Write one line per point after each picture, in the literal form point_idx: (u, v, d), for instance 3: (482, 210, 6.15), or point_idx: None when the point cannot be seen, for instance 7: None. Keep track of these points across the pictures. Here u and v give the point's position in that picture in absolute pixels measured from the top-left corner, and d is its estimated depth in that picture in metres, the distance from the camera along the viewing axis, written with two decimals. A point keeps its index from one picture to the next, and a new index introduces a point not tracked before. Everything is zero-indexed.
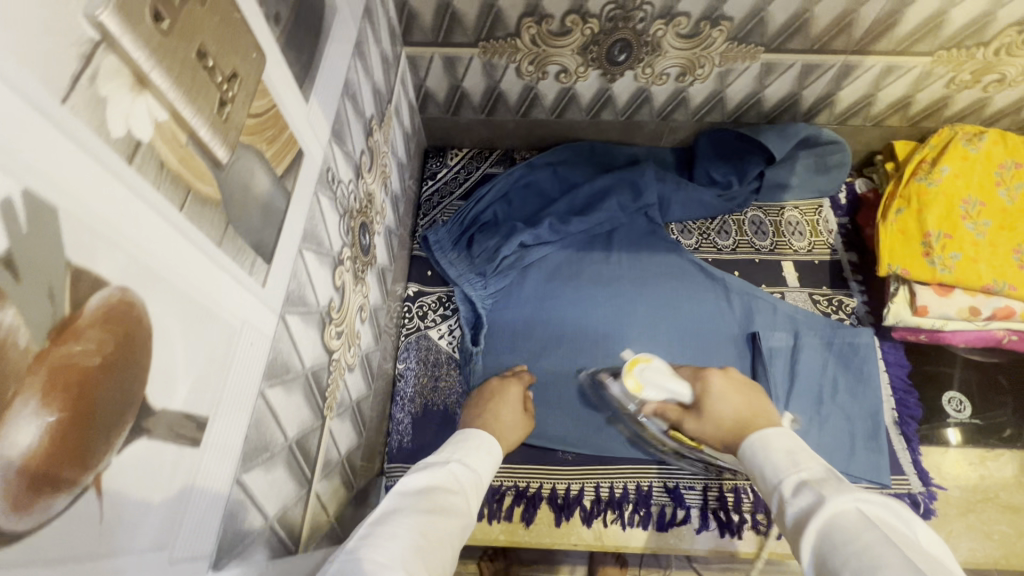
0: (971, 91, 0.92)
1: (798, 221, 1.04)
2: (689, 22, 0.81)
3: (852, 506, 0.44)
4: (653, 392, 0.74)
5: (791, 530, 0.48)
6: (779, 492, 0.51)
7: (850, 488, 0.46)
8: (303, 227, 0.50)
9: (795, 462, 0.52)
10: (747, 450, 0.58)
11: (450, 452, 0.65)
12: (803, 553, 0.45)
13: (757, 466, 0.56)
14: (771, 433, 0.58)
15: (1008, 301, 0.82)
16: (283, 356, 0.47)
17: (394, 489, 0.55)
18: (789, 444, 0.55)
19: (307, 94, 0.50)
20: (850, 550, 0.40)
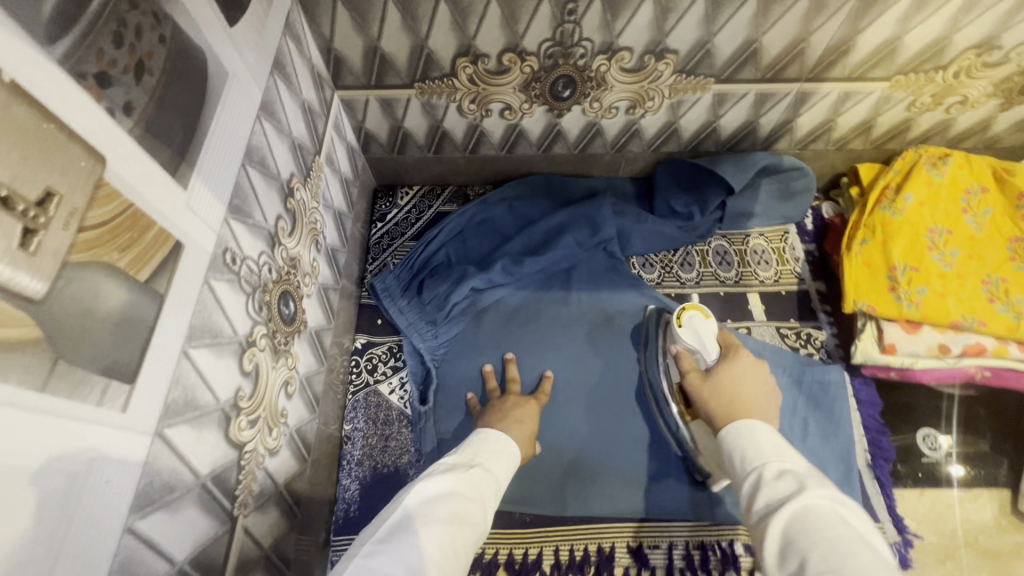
0: (933, 113, 0.88)
1: (763, 249, 1.00)
2: (633, 56, 0.76)
3: (827, 503, 0.47)
4: (686, 333, 0.81)
5: (759, 512, 0.50)
6: (756, 474, 0.54)
7: (826, 485, 0.49)
8: (186, 325, 0.45)
9: (779, 453, 0.55)
10: (731, 430, 0.61)
11: (473, 455, 0.67)
12: (772, 534, 0.47)
13: (735, 450, 0.59)
14: (758, 423, 0.60)
15: (978, 336, 0.78)
16: (166, 473, 0.43)
17: (416, 486, 0.57)
18: (775, 438, 0.58)
19: (184, 179, 0.45)
20: (824, 535, 0.43)
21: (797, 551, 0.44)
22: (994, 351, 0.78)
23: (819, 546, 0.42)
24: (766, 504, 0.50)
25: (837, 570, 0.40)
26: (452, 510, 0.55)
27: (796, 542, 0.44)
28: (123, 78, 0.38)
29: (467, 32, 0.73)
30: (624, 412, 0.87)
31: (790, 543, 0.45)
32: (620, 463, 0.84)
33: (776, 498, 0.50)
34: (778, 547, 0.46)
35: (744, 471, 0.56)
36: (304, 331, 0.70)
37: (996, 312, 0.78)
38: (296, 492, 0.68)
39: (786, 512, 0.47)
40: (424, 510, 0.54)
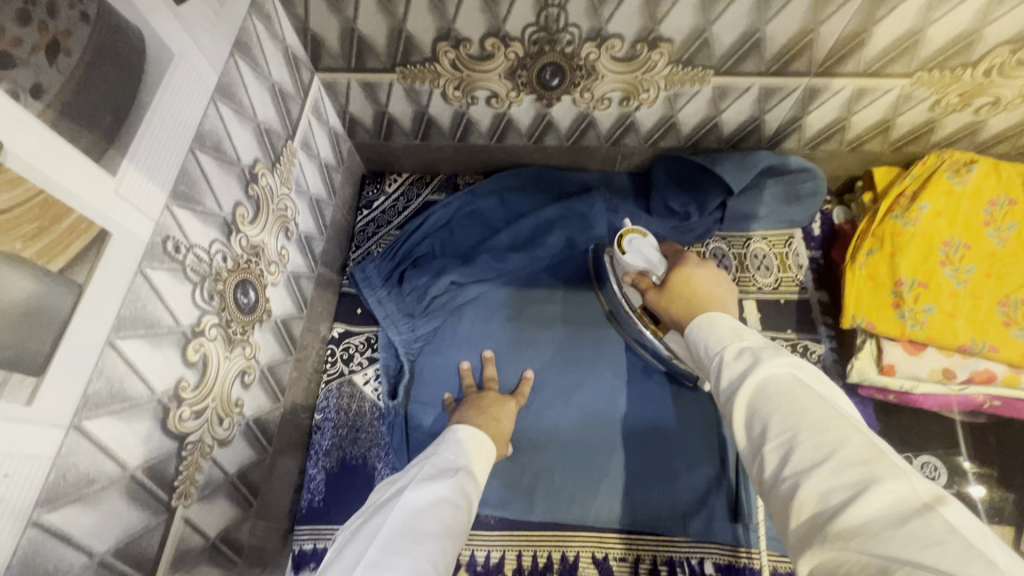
0: (960, 114, 0.80)
1: (764, 254, 0.94)
2: (624, 44, 0.71)
3: (782, 369, 0.45)
4: (633, 258, 0.76)
5: (724, 393, 0.48)
6: (717, 359, 0.51)
7: (781, 352, 0.47)
8: (114, 316, 0.44)
9: (737, 335, 0.52)
10: (694, 329, 0.57)
11: (458, 458, 0.64)
12: (735, 409, 0.45)
13: (699, 345, 0.55)
14: (718, 313, 0.56)
15: (988, 363, 0.72)
16: (85, 465, 0.42)
17: (404, 497, 0.55)
18: (733, 322, 0.54)
19: (113, 166, 0.43)
20: (783, 401, 0.42)
21: (760, 420, 0.43)
22: (1004, 379, 0.72)
23: (778, 410, 0.42)
24: (728, 383, 0.47)
25: (795, 428, 0.40)
26: (445, 521, 0.54)
27: (758, 411, 0.43)
28: (33, 59, 0.36)
29: (446, 15, 0.69)
30: (601, 419, 0.83)
31: (751, 411, 0.44)
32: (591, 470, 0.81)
33: (735, 375, 0.47)
34: (740, 417, 0.45)
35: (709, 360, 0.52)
36: (266, 320, 0.69)
37: (1010, 337, 0.72)
38: (251, 480, 0.68)
39: (746, 387, 0.45)
40: (414, 523, 0.52)
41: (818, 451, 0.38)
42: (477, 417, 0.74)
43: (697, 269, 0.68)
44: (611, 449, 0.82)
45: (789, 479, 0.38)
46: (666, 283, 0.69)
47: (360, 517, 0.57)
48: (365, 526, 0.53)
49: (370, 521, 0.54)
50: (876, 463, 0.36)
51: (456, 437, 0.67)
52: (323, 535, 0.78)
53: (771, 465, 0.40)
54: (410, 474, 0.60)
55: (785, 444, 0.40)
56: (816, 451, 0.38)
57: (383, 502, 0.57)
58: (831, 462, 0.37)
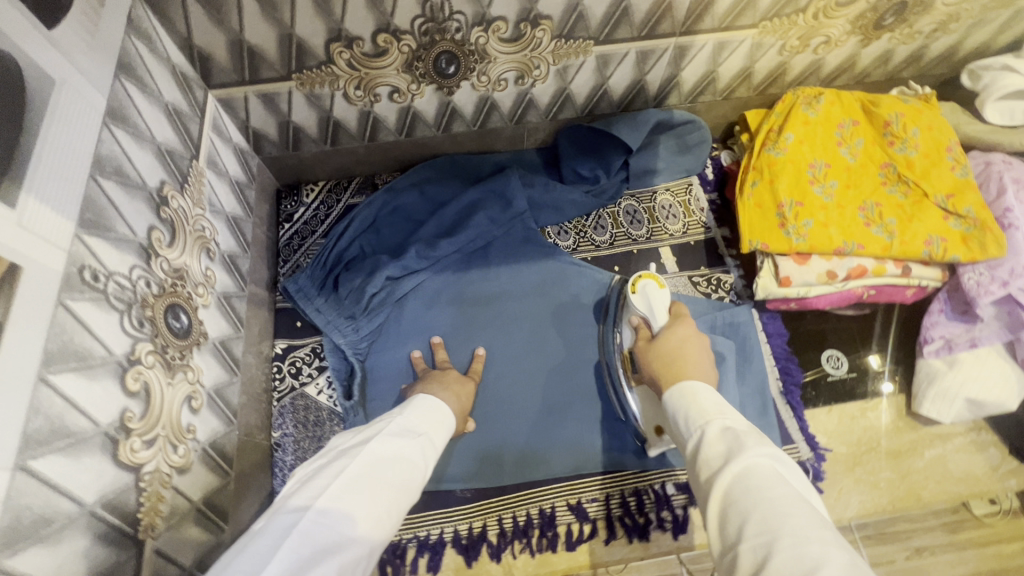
0: (804, 55, 0.93)
1: (670, 203, 1.03)
2: (508, 26, 0.76)
3: (764, 461, 0.49)
4: (638, 301, 0.80)
5: (704, 476, 0.52)
6: (699, 434, 0.55)
7: (764, 443, 0.51)
8: (42, 351, 0.43)
9: (719, 411, 0.57)
10: (674, 394, 0.63)
11: (421, 424, 0.67)
12: (714, 495, 0.49)
13: (679, 412, 0.60)
14: (701, 385, 0.62)
15: (859, 260, 0.85)
16: (40, 506, 0.41)
17: (369, 447, 0.58)
18: (716, 400, 0.59)
19: (10, 198, 0.42)
20: (763, 497, 0.45)
21: (739, 512, 0.45)
22: (874, 270, 0.85)
23: (758, 508, 0.44)
24: (709, 466, 0.51)
25: (775, 531, 0.42)
26: (404, 475, 0.58)
27: (736, 502, 0.46)
28: None
29: (333, 16, 0.71)
30: (553, 381, 0.89)
31: (730, 503, 0.47)
32: (553, 431, 0.86)
33: (716, 458, 0.52)
34: (720, 507, 0.48)
35: (688, 432, 0.58)
36: (204, 343, 0.68)
37: (872, 234, 0.85)
38: (219, 506, 0.67)
39: (729, 474, 0.48)
40: (379, 473, 0.56)
41: (799, 563, 0.39)
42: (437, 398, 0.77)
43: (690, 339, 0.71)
44: (566, 404, 0.87)
45: None
46: (658, 337, 0.74)
47: (320, 458, 0.59)
48: (327, 465, 0.56)
49: (333, 462, 0.56)
50: None
51: (417, 404, 0.70)
52: None
53: (746, 567, 0.42)
54: (374, 429, 0.62)
55: (763, 546, 0.42)
56: (798, 564, 0.39)
57: (344, 447, 0.59)
58: None
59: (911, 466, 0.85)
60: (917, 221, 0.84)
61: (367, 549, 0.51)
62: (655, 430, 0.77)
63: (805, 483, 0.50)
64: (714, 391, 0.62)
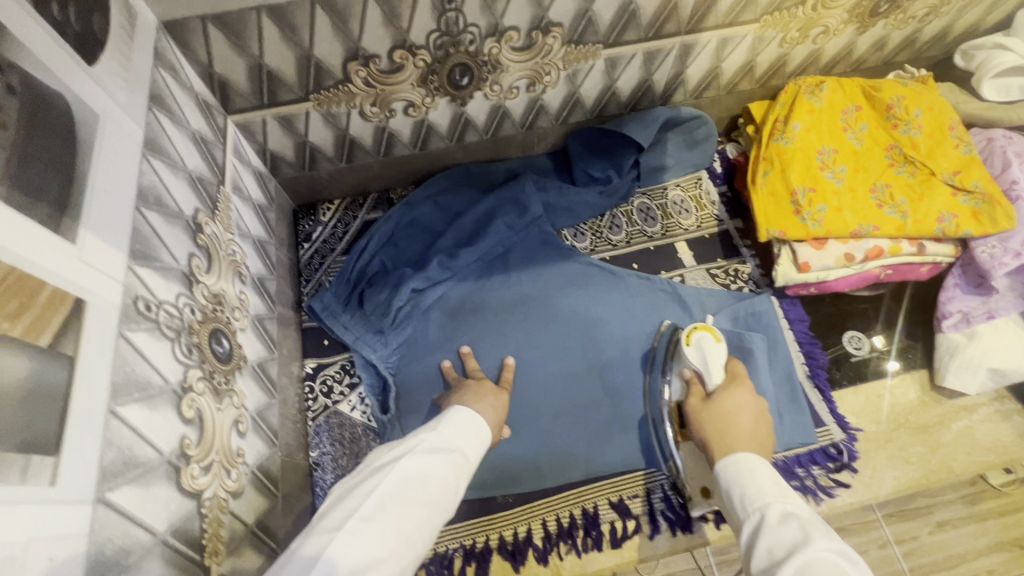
0: (803, 46, 0.95)
1: (682, 199, 1.05)
2: (520, 35, 0.78)
3: (829, 555, 0.48)
4: (693, 354, 0.80)
5: (765, 563, 0.52)
6: (758, 517, 0.56)
7: (828, 535, 0.51)
8: (109, 383, 0.43)
9: (779, 494, 0.58)
10: (729, 465, 0.63)
11: (454, 439, 0.66)
12: None
13: (735, 487, 0.61)
14: (756, 458, 0.62)
15: (875, 241, 0.87)
16: (119, 538, 0.41)
17: (400, 464, 0.57)
18: (775, 479, 0.60)
19: (71, 233, 0.42)
20: None
21: None
22: (890, 250, 0.87)
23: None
24: (770, 554, 0.52)
25: None
26: (436, 493, 0.58)
27: None
28: None
29: (351, 35, 0.71)
30: (583, 383, 0.89)
31: None
32: (593, 448, 0.86)
33: (779, 547, 0.52)
34: None
35: (745, 513, 0.58)
36: (245, 366, 0.68)
37: (885, 215, 0.87)
38: (270, 529, 0.67)
39: (794, 567, 0.48)
40: (409, 491, 0.56)
41: None
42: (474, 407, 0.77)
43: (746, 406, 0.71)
44: (599, 404, 0.88)
45: None
46: (714, 399, 0.73)
47: (355, 474, 0.59)
48: (359, 482, 0.56)
49: (364, 481, 0.56)
50: None
51: (453, 417, 0.69)
52: None
53: None
54: (407, 445, 0.61)
55: None
56: None
57: (377, 463, 0.59)
58: None
59: (940, 439, 0.87)
60: (927, 200, 0.87)
61: (398, 569, 0.50)
62: (703, 492, 0.78)
63: None
64: (773, 469, 0.62)
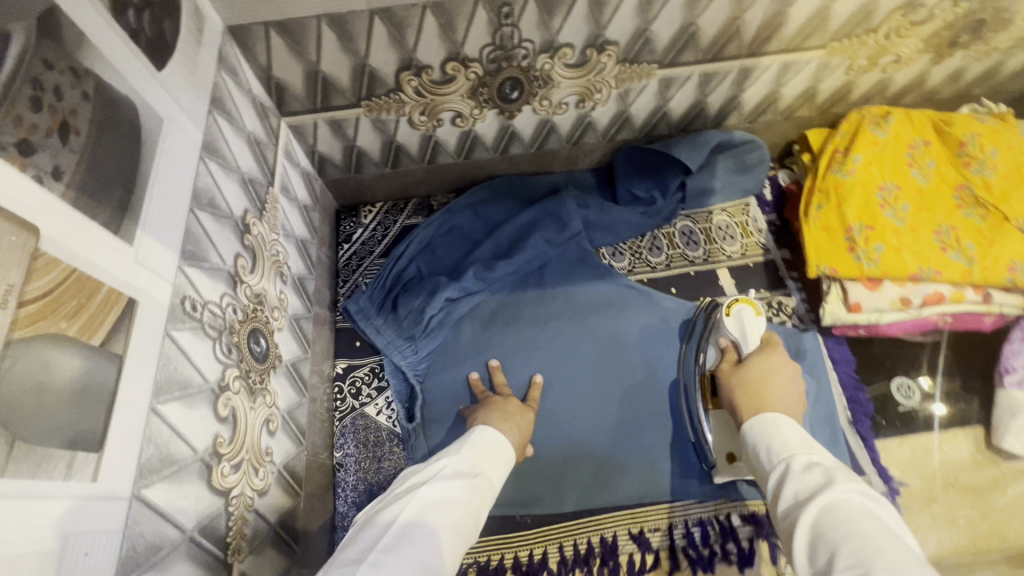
0: (871, 74, 0.90)
1: (727, 224, 1.01)
2: (575, 52, 0.77)
3: (854, 495, 0.48)
4: (732, 324, 0.81)
5: (789, 505, 0.51)
6: (784, 468, 0.55)
7: (853, 478, 0.50)
8: (152, 381, 0.45)
9: (804, 446, 0.56)
10: (757, 423, 0.62)
11: (477, 463, 0.66)
12: (801, 528, 0.48)
13: (760, 443, 0.60)
14: (785, 418, 0.61)
15: (935, 285, 0.82)
16: (150, 534, 0.42)
17: (420, 491, 0.58)
18: (801, 432, 0.59)
19: (129, 235, 0.44)
20: (853, 531, 0.44)
21: (827, 544, 0.45)
22: (951, 297, 0.82)
23: (847, 540, 0.44)
24: (795, 499, 0.51)
25: (868, 563, 0.41)
26: (455, 520, 0.57)
27: (825, 535, 0.45)
28: (48, 142, 0.37)
29: (406, 45, 0.72)
30: (612, 407, 0.87)
31: (819, 536, 0.46)
32: (615, 477, 0.84)
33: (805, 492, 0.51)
34: (808, 538, 0.47)
35: (771, 465, 0.57)
36: (280, 366, 0.69)
37: (949, 260, 0.82)
38: (292, 528, 0.68)
39: (818, 506, 0.48)
40: (432, 518, 0.55)
41: None
42: (500, 426, 0.76)
43: (780, 370, 0.69)
44: (625, 432, 0.86)
45: None
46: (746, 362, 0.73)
47: (376, 505, 0.59)
48: (380, 512, 0.56)
49: (384, 508, 0.56)
50: None
51: (476, 439, 0.69)
52: None
53: None
54: (428, 471, 0.62)
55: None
56: None
57: (399, 491, 0.59)
58: None
59: (992, 504, 0.81)
60: (998, 246, 0.81)
61: None
62: (728, 458, 0.77)
63: (901, 521, 0.48)
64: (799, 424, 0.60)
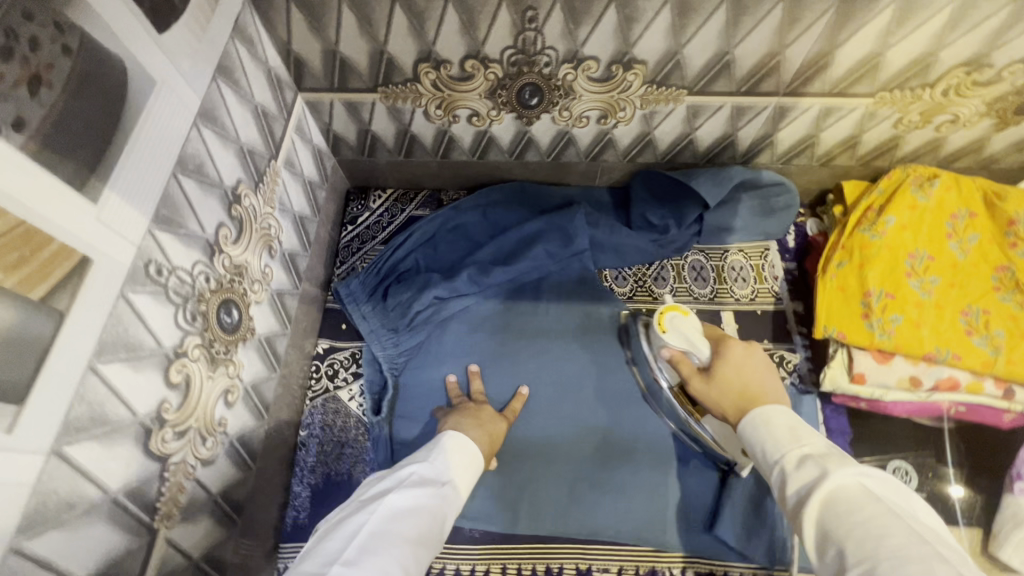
0: (921, 131, 0.83)
1: (742, 265, 0.95)
2: (599, 66, 0.74)
3: (851, 480, 0.46)
4: (675, 338, 0.73)
5: (791, 502, 0.49)
6: (779, 469, 0.51)
7: (847, 459, 0.48)
8: (96, 341, 0.45)
9: (796, 438, 0.52)
10: (747, 424, 0.57)
11: (446, 471, 0.64)
12: (806, 526, 0.46)
13: (755, 444, 0.55)
14: (772, 407, 0.57)
15: (951, 370, 0.76)
16: (66, 491, 0.43)
17: (388, 498, 0.56)
18: (791, 419, 0.55)
19: (95, 193, 0.44)
20: (855, 524, 0.42)
21: (834, 543, 0.43)
22: (967, 386, 0.76)
23: (852, 535, 0.42)
24: (795, 496, 0.48)
25: (874, 557, 0.40)
26: (425, 528, 0.55)
27: (830, 533, 0.44)
28: (14, 92, 0.37)
29: (426, 37, 0.70)
30: (585, 436, 0.84)
31: (825, 534, 0.44)
32: (573, 509, 0.80)
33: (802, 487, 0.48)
34: (814, 533, 0.45)
35: (769, 467, 0.53)
36: (250, 339, 0.69)
37: (973, 346, 0.76)
38: (235, 500, 0.68)
39: (816, 501, 0.46)
40: (400, 527, 0.53)
41: None
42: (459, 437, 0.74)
43: (746, 360, 0.66)
44: (592, 463, 0.83)
45: None
46: (712, 370, 0.67)
47: (338, 511, 0.57)
48: (343, 521, 0.53)
49: (349, 518, 0.54)
50: None
51: (445, 445, 0.67)
52: None
53: None
54: (396, 477, 0.60)
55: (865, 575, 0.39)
56: None
57: (365, 497, 0.57)
58: None
59: None
60: None
61: None
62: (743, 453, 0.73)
63: (900, 486, 0.46)
64: (787, 406, 0.58)
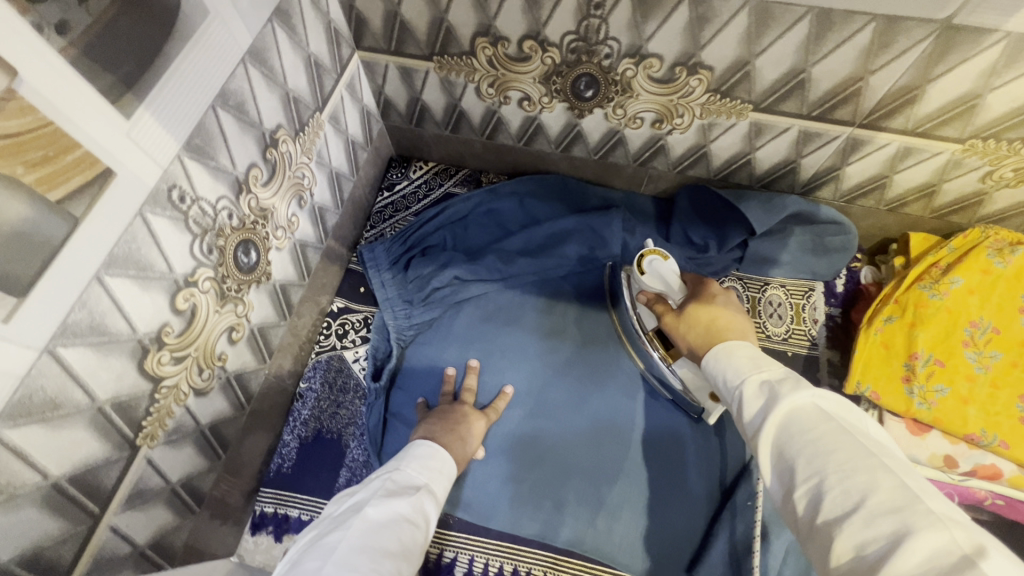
0: (1013, 191, 0.75)
1: (780, 301, 0.89)
2: (662, 65, 0.70)
3: (804, 398, 0.43)
4: (651, 279, 0.74)
5: (747, 428, 0.46)
6: (737, 393, 0.49)
7: (803, 382, 0.45)
8: (106, 253, 0.46)
9: (756, 365, 0.50)
10: (710, 358, 0.55)
11: (418, 478, 0.62)
12: (759, 449, 0.44)
13: (716, 375, 0.53)
14: (736, 341, 0.54)
15: (995, 458, 0.69)
16: (52, 390, 0.44)
17: (363, 511, 0.53)
18: (751, 350, 0.52)
19: (129, 108, 0.44)
20: (806, 442, 0.41)
21: (785, 461, 0.41)
22: (1011, 479, 0.68)
23: (804, 453, 0.40)
24: (750, 424, 0.46)
25: (822, 472, 0.38)
26: (403, 539, 0.53)
27: (783, 453, 0.42)
28: None
29: (488, 11, 0.69)
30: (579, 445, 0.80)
31: (777, 454, 0.42)
32: (553, 518, 0.77)
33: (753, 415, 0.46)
34: (769, 459, 0.43)
35: (728, 396, 0.50)
36: (265, 282, 0.71)
37: None
38: (222, 434, 0.70)
39: (770, 424, 0.43)
40: (378, 540, 0.51)
41: (848, 498, 0.36)
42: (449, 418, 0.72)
43: (719, 299, 0.64)
44: (582, 475, 0.79)
45: (823, 526, 0.36)
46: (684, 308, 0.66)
47: (310, 533, 0.53)
48: (317, 541, 0.50)
49: (324, 537, 0.50)
50: (908, 513, 0.34)
51: (414, 454, 0.65)
52: (287, 502, 0.79)
53: (803, 512, 0.39)
54: (367, 488, 0.58)
55: (814, 487, 0.38)
56: (847, 498, 0.36)
57: (337, 514, 0.54)
58: (864, 512, 0.35)
59: None
60: None
61: None
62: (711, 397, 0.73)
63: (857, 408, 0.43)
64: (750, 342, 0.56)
